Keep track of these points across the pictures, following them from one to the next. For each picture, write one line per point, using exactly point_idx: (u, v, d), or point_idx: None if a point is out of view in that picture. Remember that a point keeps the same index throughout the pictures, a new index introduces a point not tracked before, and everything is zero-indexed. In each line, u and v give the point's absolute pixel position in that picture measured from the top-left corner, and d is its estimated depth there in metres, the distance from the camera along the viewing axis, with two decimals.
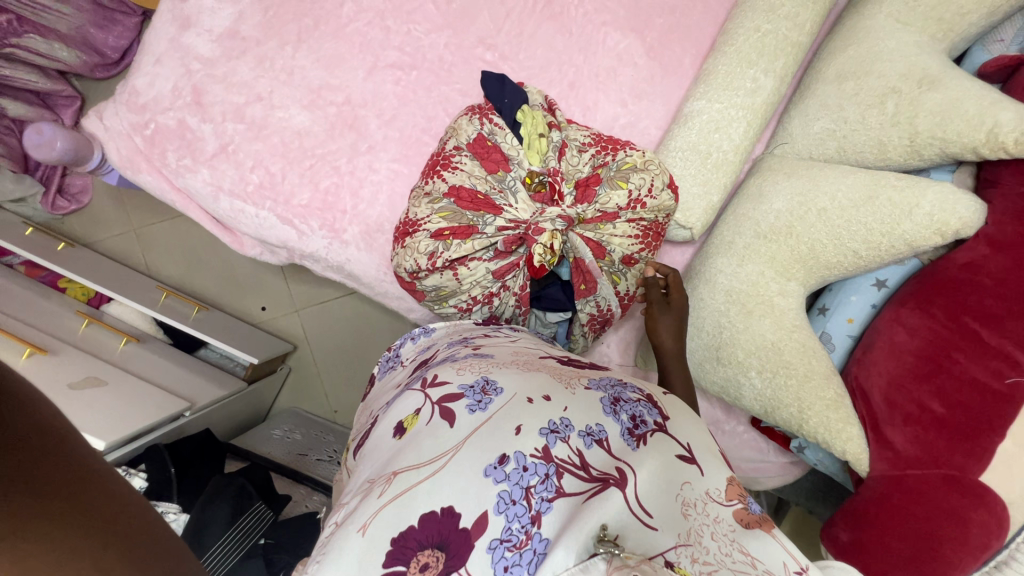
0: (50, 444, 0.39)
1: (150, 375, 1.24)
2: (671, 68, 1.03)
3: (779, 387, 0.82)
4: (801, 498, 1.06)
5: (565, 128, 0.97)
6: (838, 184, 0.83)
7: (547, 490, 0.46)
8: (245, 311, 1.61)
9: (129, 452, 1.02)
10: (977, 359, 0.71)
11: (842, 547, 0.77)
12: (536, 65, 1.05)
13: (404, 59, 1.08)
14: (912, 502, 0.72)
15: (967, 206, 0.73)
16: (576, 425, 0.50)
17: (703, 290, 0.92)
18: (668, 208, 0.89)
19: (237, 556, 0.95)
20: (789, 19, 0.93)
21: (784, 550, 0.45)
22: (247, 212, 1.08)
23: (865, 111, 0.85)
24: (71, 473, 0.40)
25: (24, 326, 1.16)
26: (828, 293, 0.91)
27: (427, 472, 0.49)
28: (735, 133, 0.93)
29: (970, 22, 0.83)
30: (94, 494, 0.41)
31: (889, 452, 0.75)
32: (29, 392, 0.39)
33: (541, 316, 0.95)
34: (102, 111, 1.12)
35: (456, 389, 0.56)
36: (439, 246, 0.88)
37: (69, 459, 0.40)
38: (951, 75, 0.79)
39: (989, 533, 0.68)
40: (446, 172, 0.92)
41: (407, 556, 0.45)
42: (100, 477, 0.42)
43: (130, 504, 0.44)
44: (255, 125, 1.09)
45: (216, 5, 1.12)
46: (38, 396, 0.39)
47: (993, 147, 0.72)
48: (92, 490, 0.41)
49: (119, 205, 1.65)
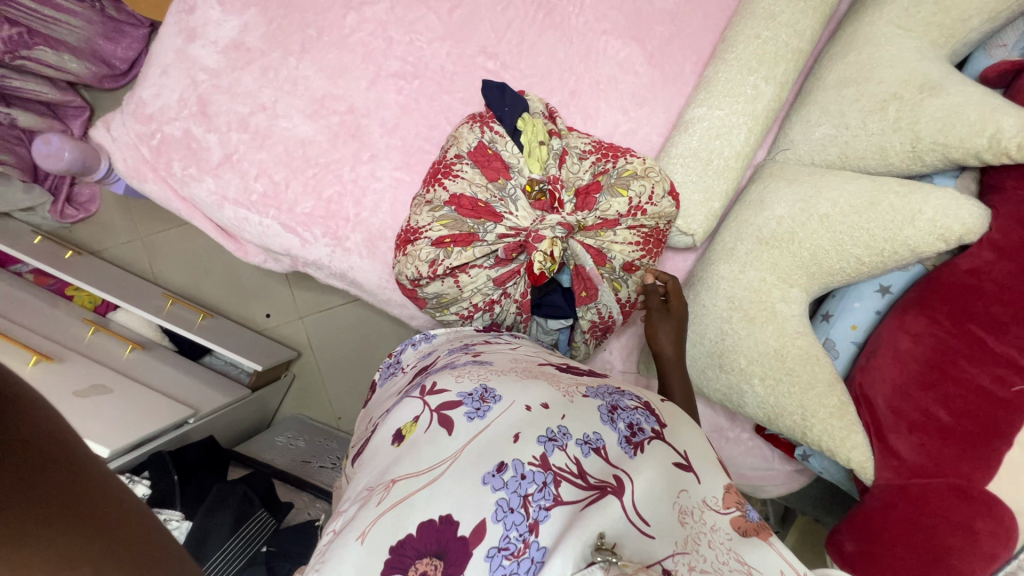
0: (51, 451, 0.39)
1: (156, 383, 1.24)
2: (672, 76, 1.03)
3: (782, 395, 0.82)
4: (807, 507, 1.04)
5: (566, 135, 0.97)
6: (840, 190, 0.83)
7: (544, 498, 0.46)
8: (250, 318, 1.63)
9: (131, 460, 1.02)
10: (982, 366, 0.70)
11: (848, 557, 0.76)
12: (537, 73, 1.06)
13: (406, 68, 1.09)
14: (919, 512, 0.71)
15: (971, 212, 0.73)
16: (574, 433, 0.50)
17: (705, 297, 0.92)
18: (669, 215, 0.89)
19: (239, 564, 0.95)
20: (789, 27, 0.93)
21: (781, 558, 0.45)
22: (251, 220, 1.09)
23: (866, 117, 0.84)
24: (71, 481, 0.40)
25: (31, 335, 1.17)
26: (831, 299, 0.90)
27: (425, 481, 0.49)
28: (736, 140, 0.93)
29: (971, 27, 0.83)
30: (95, 504, 0.41)
31: (894, 460, 0.74)
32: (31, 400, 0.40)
33: (542, 323, 0.94)
34: (109, 121, 1.13)
35: (455, 396, 0.56)
36: (440, 254, 0.88)
37: (70, 468, 0.40)
38: (953, 81, 0.78)
39: (998, 544, 0.67)
40: (447, 180, 0.92)
41: (406, 563, 0.45)
42: (100, 486, 0.42)
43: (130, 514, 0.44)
44: (259, 134, 1.10)
45: (221, 16, 1.13)
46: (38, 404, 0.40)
47: (996, 153, 0.72)
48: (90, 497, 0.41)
49: (127, 213, 1.67)
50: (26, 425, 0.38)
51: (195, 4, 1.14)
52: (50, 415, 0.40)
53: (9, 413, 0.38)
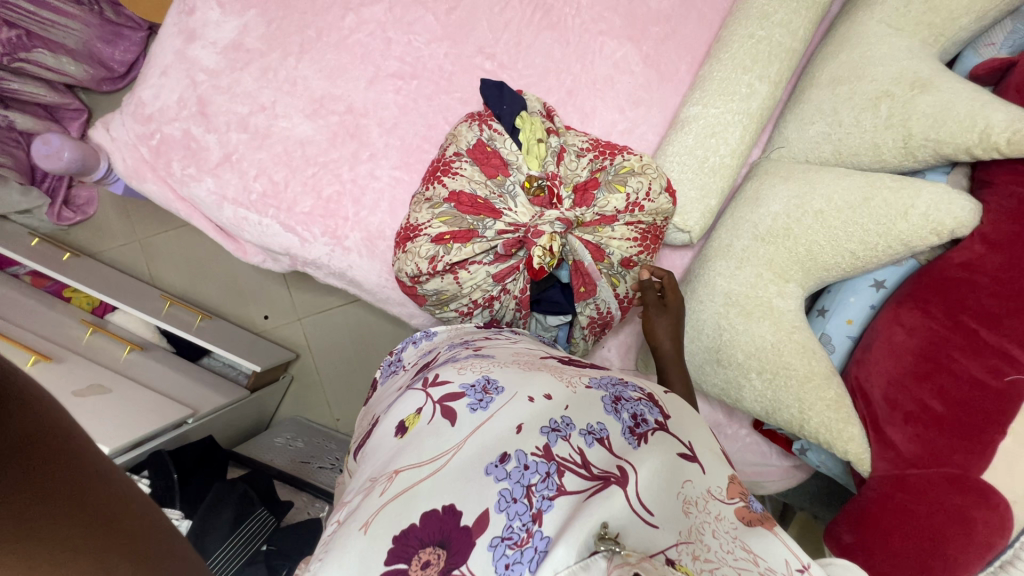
0: (52, 445, 0.39)
1: (154, 384, 1.24)
2: (667, 75, 1.05)
3: (779, 388, 0.83)
4: (806, 503, 1.05)
5: (565, 133, 0.98)
6: (835, 186, 0.84)
7: (548, 488, 0.46)
8: (248, 319, 1.63)
9: (133, 458, 1.02)
10: (976, 357, 0.71)
11: (846, 548, 0.77)
12: (534, 73, 1.07)
13: (405, 68, 1.10)
14: (914, 502, 0.72)
15: (962, 206, 0.74)
16: (577, 424, 0.51)
17: (702, 293, 0.93)
18: (666, 211, 0.90)
19: (238, 563, 0.95)
20: (783, 26, 0.94)
21: (786, 548, 0.46)
22: (251, 220, 1.10)
23: (860, 115, 0.86)
24: (72, 473, 0.39)
25: (29, 335, 1.17)
26: (827, 295, 0.91)
27: (429, 471, 0.50)
28: (732, 138, 0.94)
29: (960, 26, 0.85)
30: (97, 495, 0.41)
31: (890, 451, 0.75)
32: (33, 389, 0.39)
33: (542, 320, 0.95)
34: (109, 122, 1.13)
35: (457, 388, 0.56)
36: (440, 250, 0.89)
37: (71, 460, 0.40)
38: (942, 78, 0.80)
39: (993, 533, 0.67)
40: (447, 178, 0.93)
41: (409, 553, 0.45)
42: (102, 477, 0.42)
43: (133, 501, 0.44)
44: (259, 134, 1.10)
45: (220, 18, 1.14)
46: (42, 394, 0.39)
47: (986, 148, 0.73)
48: (92, 492, 0.41)
49: (125, 215, 1.67)
50: (32, 419, 0.38)
51: (195, 6, 1.14)
52: (55, 410, 0.40)
53: (11, 407, 0.37)
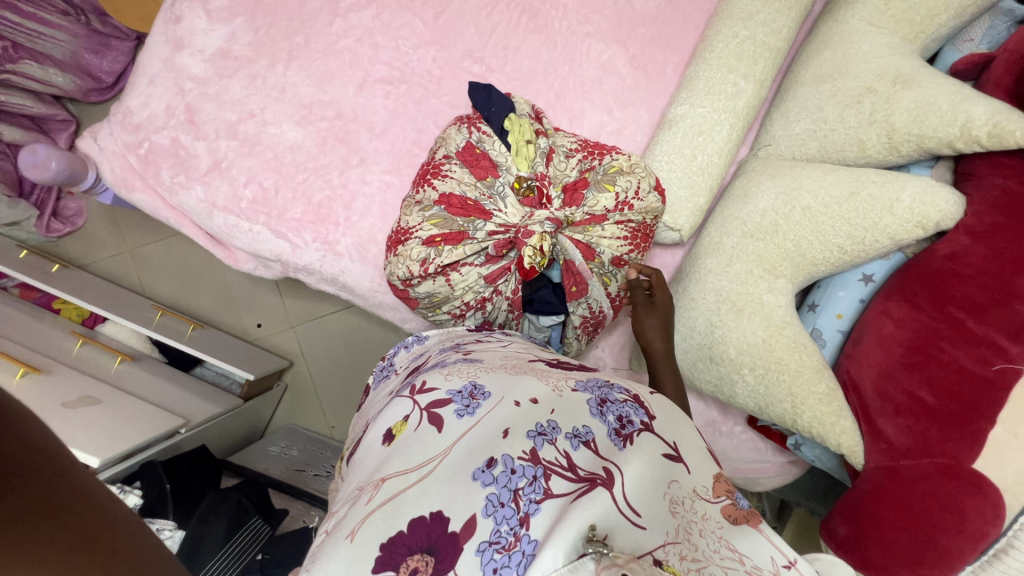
0: (31, 460, 0.39)
1: (146, 395, 1.23)
2: (654, 76, 1.05)
3: (771, 384, 0.83)
4: (801, 498, 1.06)
5: (553, 134, 0.99)
6: (821, 181, 0.85)
7: (535, 492, 0.46)
8: (241, 327, 1.62)
9: (123, 470, 1.01)
10: (963, 347, 0.72)
11: (841, 541, 0.78)
12: (523, 76, 1.07)
13: (393, 74, 1.10)
14: (906, 493, 0.72)
15: (947, 199, 0.75)
16: (563, 427, 0.51)
17: (693, 291, 0.93)
18: (656, 210, 0.91)
19: (234, 572, 0.94)
20: (766, 26, 0.95)
21: (771, 545, 0.47)
22: (241, 227, 1.09)
23: (843, 111, 0.87)
24: (55, 492, 0.40)
25: (19, 348, 1.16)
26: (818, 290, 0.91)
27: (415, 478, 0.49)
28: (718, 136, 0.95)
29: (940, 23, 0.86)
30: (74, 510, 0.41)
31: (883, 443, 0.76)
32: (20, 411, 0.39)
33: (534, 320, 0.96)
34: (96, 132, 1.13)
35: (444, 394, 0.56)
36: (431, 253, 0.89)
37: (54, 480, 0.40)
38: (923, 74, 0.81)
39: (985, 521, 0.67)
40: (436, 180, 0.93)
41: (397, 560, 0.44)
42: (82, 493, 0.42)
43: (113, 516, 0.44)
44: (248, 141, 1.10)
45: (208, 26, 1.14)
46: (26, 418, 0.40)
47: (968, 141, 0.74)
48: (74, 507, 0.41)
49: (114, 226, 1.66)
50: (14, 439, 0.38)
51: (182, 14, 1.15)
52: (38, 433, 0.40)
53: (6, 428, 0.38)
